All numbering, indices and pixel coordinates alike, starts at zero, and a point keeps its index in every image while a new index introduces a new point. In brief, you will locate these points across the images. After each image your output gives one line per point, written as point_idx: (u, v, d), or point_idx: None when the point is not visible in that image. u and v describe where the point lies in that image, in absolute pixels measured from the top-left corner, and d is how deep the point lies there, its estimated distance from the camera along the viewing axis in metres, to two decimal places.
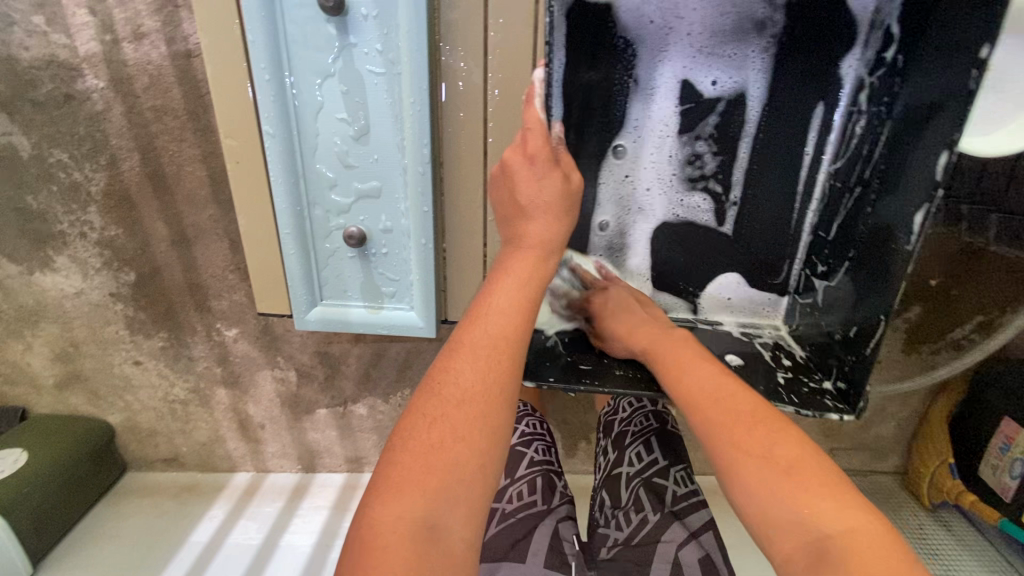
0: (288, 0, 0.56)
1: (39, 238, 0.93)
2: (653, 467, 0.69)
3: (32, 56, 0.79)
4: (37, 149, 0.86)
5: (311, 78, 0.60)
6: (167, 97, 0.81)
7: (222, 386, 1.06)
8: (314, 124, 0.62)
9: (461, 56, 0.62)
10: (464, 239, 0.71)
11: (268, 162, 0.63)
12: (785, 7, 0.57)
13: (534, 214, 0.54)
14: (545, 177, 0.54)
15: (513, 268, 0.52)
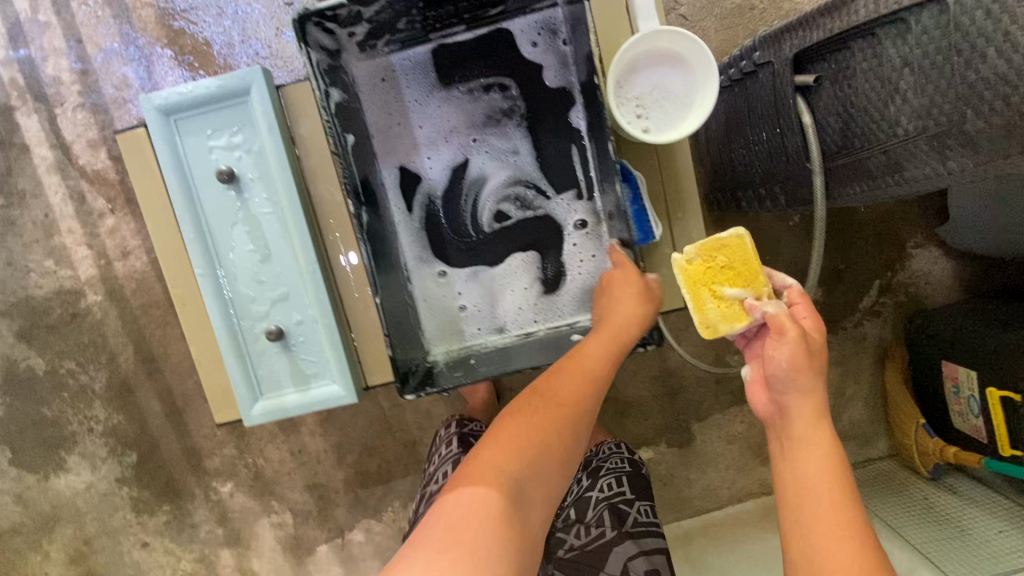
0: (192, 165, 0.61)
1: (54, 443, 1.06)
2: (619, 495, 0.72)
3: (46, 291, 1.01)
4: (51, 364, 1.03)
5: (223, 243, 0.62)
6: (151, 293, 1.01)
7: (226, 547, 1.09)
8: (233, 280, 0.63)
9: (320, 179, 0.63)
10: (386, 374, 0.67)
11: (202, 306, 0.62)
12: (521, 98, 0.62)
13: (614, 308, 0.57)
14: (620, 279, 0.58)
15: (614, 318, 0.56)
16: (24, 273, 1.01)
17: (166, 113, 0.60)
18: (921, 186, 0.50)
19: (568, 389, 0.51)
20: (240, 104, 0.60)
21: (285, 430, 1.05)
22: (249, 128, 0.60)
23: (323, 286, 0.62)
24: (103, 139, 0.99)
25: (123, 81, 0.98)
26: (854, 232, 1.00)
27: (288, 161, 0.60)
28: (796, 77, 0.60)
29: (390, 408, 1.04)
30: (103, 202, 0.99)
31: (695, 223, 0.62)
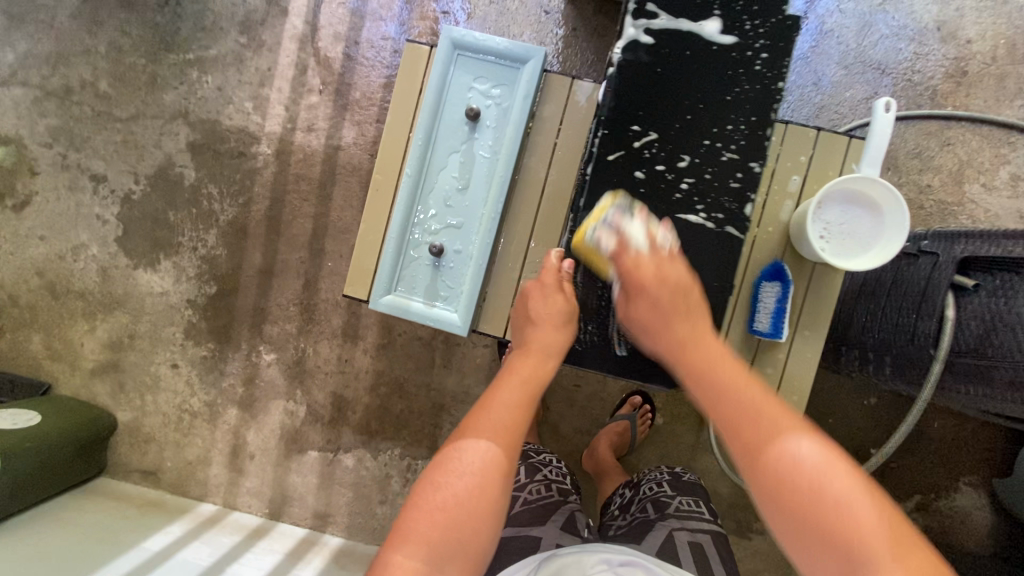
0: (450, 91, 0.71)
1: (159, 243, 1.17)
2: (662, 492, 0.84)
3: (232, 124, 1.14)
4: (198, 182, 1.15)
5: (436, 161, 0.72)
6: (310, 169, 1.13)
7: (236, 407, 1.16)
8: (427, 193, 0.72)
9: (533, 153, 0.72)
10: (496, 327, 0.74)
11: (395, 198, 0.71)
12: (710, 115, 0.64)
13: (538, 329, 0.63)
14: (551, 296, 0.64)
15: (517, 367, 0.62)
16: (225, 102, 1.15)
17: (455, 46, 0.70)
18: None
19: (491, 420, 0.56)
20: (513, 68, 0.70)
21: (345, 336, 1.12)
22: (507, 87, 0.70)
23: (494, 233, 0.71)
24: (347, 37, 1.13)
25: (388, 4, 1.13)
26: (920, 441, 1.03)
27: (523, 128, 0.70)
28: (956, 275, 0.67)
29: (440, 366, 1.11)
30: (318, 82, 1.13)
31: (814, 346, 0.69)
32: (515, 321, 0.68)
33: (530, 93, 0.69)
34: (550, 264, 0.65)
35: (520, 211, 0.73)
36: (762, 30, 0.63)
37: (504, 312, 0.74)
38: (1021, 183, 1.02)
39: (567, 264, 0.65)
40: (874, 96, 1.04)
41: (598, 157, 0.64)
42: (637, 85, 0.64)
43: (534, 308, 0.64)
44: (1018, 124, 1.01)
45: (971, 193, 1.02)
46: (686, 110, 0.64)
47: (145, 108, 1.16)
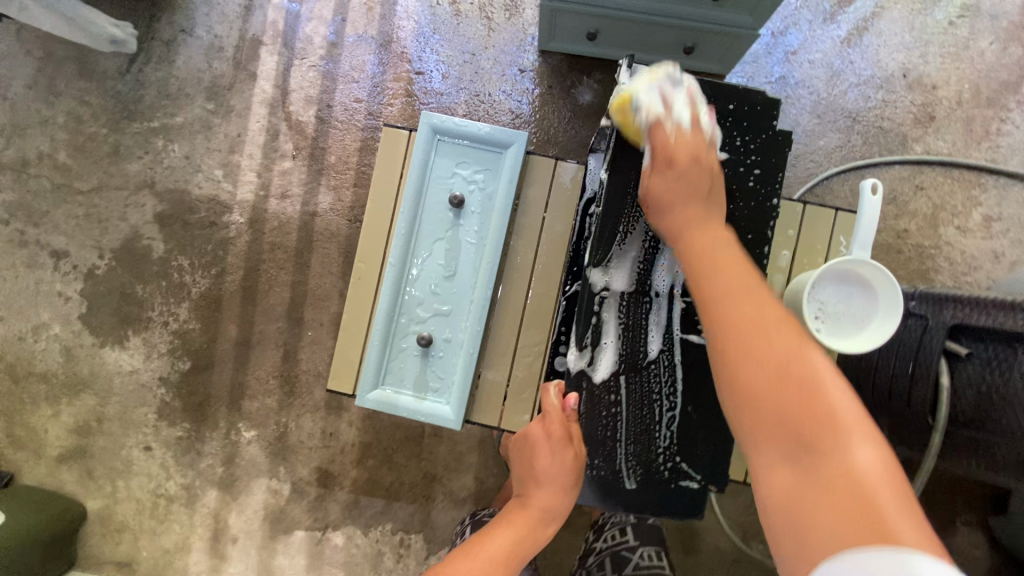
0: (431, 177, 0.69)
1: (127, 319, 1.11)
2: (620, 543, 0.87)
3: (201, 193, 1.10)
4: (168, 253, 1.10)
5: (420, 249, 0.69)
6: (285, 237, 1.09)
7: (215, 488, 1.09)
8: (412, 282, 0.69)
9: (520, 235, 0.70)
10: (491, 417, 0.71)
11: (379, 289, 0.68)
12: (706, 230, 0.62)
13: (543, 484, 0.61)
14: (558, 454, 0.60)
15: (512, 522, 0.60)
16: (193, 170, 1.11)
17: (435, 131, 0.68)
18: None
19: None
20: (496, 153, 0.68)
21: (329, 408, 1.08)
22: (490, 171, 0.69)
23: (483, 322, 0.68)
24: (319, 99, 1.10)
25: (360, 65, 1.11)
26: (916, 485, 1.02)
27: (509, 213, 0.68)
28: (947, 342, 0.67)
29: (430, 435, 1.07)
30: (290, 146, 1.10)
31: None
32: (516, 456, 0.65)
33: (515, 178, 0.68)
34: (553, 404, 0.61)
35: (509, 295, 0.71)
36: (753, 146, 0.62)
37: (497, 399, 0.71)
38: (994, 224, 1.04)
39: (570, 404, 0.60)
40: (847, 144, 1.06)
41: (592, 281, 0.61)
42: (630, 207, 0.61)
43: (542, 463, 0.60)
44: (986, 166, 1.03)
45: (947, 235, 1.04)
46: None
47: (108, 179, 1.11)
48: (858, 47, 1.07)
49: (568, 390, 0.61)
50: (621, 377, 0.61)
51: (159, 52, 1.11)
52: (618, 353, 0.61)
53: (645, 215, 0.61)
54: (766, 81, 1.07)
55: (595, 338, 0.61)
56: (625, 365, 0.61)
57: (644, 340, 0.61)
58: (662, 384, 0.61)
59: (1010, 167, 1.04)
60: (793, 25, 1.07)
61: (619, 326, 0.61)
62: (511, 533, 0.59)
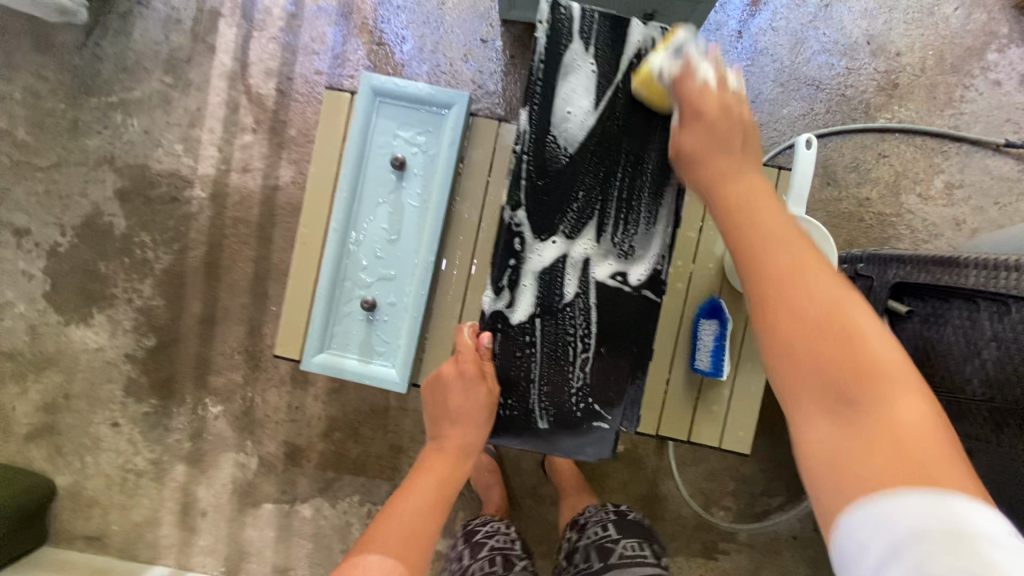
0: (374, 140, 0.68)
1: (91, 296, 1.11)
2: (603, 537, 0.84)
3: (162, 168, 1.09)
4: (130, 230, 1.10)
5: (364, 213, 0.69)
6: (247, 211, 1.09)
7: (183, 463, 1.10)
8: (356, 246, 0.69)
9: (463, 198, 0.70)
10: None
11: (323, 252, 0.68)
12: (624, 169, 0.62)
13: (455, 423, 0.63)
14: (470, 389, 0.61)
15: (432, 465, 0.64)
16: (154, 145, 1.10)
17: (376, 93, 0.68)
18: (967, 442, 0.61)
19: (394, 528, 0.58)
20: (438, 113, 0.68)
21: (294, 382, 1.08)
22: (434, 135, 0.68)
23: (426, 286, 0.68)
24: (279, 72, 1.09)
25: (320, 37, 1.09)
26: None
27: (452, 175, 0.68)
28: (890, 300, 0.67)
29: (396, 408, 1.07)
30: (250, 120, 1.09)
31: (758, 379, 0.68)
32: (431, 395, 0.67)
33: (456, 138, 0.67)
34: (465, 347, 0.61)
35: (456, 259, 0.71)
36: None
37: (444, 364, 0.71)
38: (955, 191, 1.04)
39: (484, 340, 0.61)
40: (810, 112, 1.05)
41: (509, 225, 0.60)
42: (549, 150, 0.61)
43: (451, 404, 0.62)
44: (949, 133, 1.03)
45: (908, 202, 1.04)
46: (602, 171, 0.61)
47: (67, 156, 1.10)
48: (824, 15, 1.06)
49: (483, 329, 0.61)
50: (537, 319, 0.61)
51: (115, 24, 1.10)
52: (536, 295, 0.61)
53: (562, 156, 0.61)
54: (728, 49, 1.06)
55: (513, 279, 0.61)
56: (540, 308, 0.61)
57: (561, 282, 0.61)
58: (578, 325, 0.62)
59: (973, 134, 1.04)
60: None
61: (535, 270, 0.61)
62: (434, 472, 0.64)
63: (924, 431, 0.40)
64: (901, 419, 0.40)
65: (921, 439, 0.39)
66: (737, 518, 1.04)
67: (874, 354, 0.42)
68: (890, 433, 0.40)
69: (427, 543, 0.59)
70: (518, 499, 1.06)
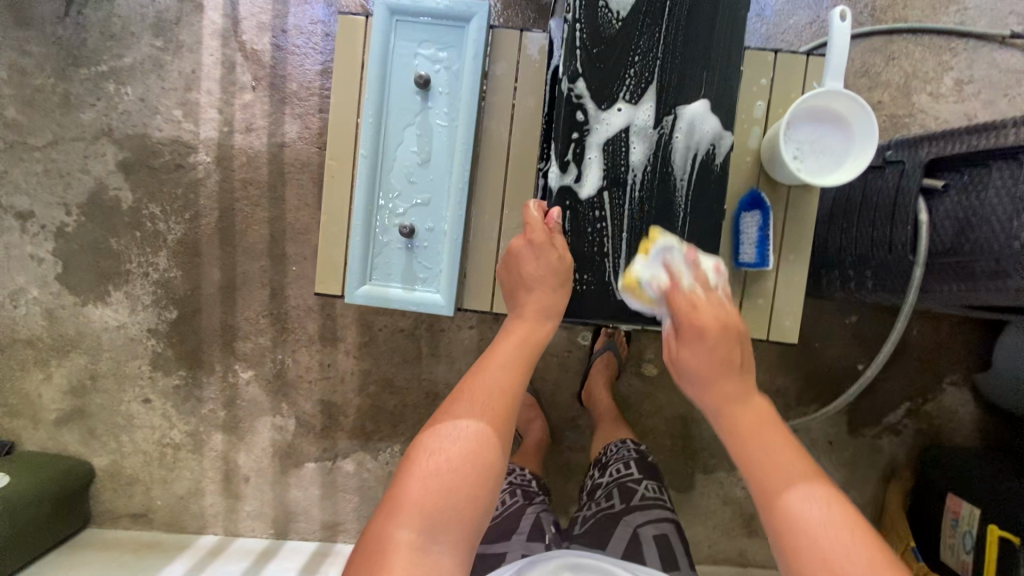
0: (396, 62, 0.67)
1: (106, 274, 1.08)
2: (624, 476, 0.82)
3: (163, 136, 1.06)
4: (137, 202, 1.07)
5: (392, 136, 0.67)
6: (256, 172, 1.06)
7: (220, 432, 1.10)
8: (388, 170, 0.68)
9: (491, 117, 0.69)
10: (483, 302, 0.71)
11: (354, 181, 0.67)
12: (677, 29, 0.61)
13: (532, 286, 0.61)
14: (543, 255, 0.60)
15: (513, 332, 0.60)
16: (151, 113, 1.06)
17: (392, 12, 0.66)
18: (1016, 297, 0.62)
19: (481, 389, 0.55)
20: (459, 28, 0.66)
21: (323, 340, 1.08)
22: (456, 51, 0.67)
23: (464, 206, 0.68)
24: (272, 26, 1.06)
25: None
26: (906, 350, 1.05)
27: (479, 90, 0.67)
28: (924, 179, 0.67)
29: (428, 355, 1.08)
30: (248, 77, 1.06)
31: (801, 268, 0.68)
32: (502, 271, 0.65)
33: (481, 48, 0.66)
34: (534, 218, 0.62)
35: (489, 177, 0.70)
36: None
37: (489, 283, 0.71)
38: (966, 87, 1.04)
39: (553, 216, 0.62)
40: (817, 20, 1.04)
41: (569, 97, 0.61)
42: (601, 16, 0.61)
43: (527, 270, 0.60)
44: (956, 29, 1.02)
45: (920, 102, 1.04)
46: (656, 33, 0.61)
47: (63, 132, 1.07)
48: None
49: (551, 207, 0.63)
50: (604, 194, 0.62)
51: None
52: (602, 167, 0.62)
53: (614, 23, 0.61)
54: None
55: (578, 153, 0.62)
56: (608, 181, 0.62)
57: (625, 152, 0.62)
58: (643, 196, 0.63)
59: (980, 28, 1.03)
60: None
61: (598, 142, 0.62)
62: (516, 336, 0.59)
63: None
64: None
65: None
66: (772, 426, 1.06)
67: None
68: None
69: (514, 404, 0.55)
70: (558, 431, 1.08)
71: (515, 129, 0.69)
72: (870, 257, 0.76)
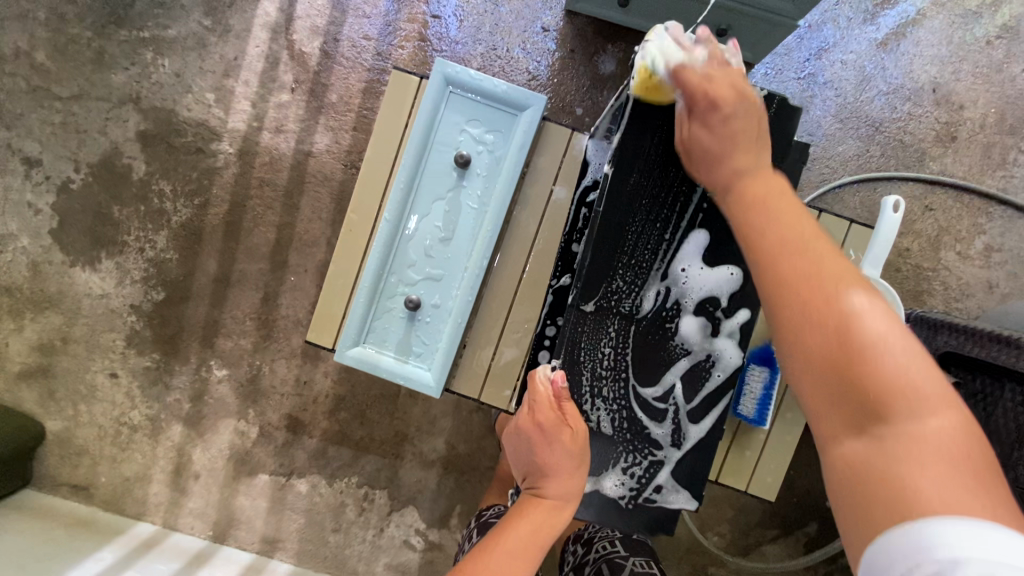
0: (439, 135, 0.65)
1: (101, 241, 1.05)
2: (610, 552, 0.80)
3: (190, 116, 1.04)
4: (149, 176, 1.04)
5: (418, 207, 0.66)
6: (276, 174, 1.04)
7: (181, 423, 1.07)
8: (406, 239, 0.66)
9: (522, 205, 0.68)
10: (471, 389, 0.70)
11: (371, 243, 0.65)
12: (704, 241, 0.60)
13: (548, 469, 0.61)
14: (554, 434, 0.60)
15: (529, 515, 0.60)
16: (184, 90, 1.03)
17: (448, 83, 0.64)
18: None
19: (491, 567, 0.56)
20: (509, 114, 0.65)
21: (305, 356, 1.06)
22: (502, 138, 0.65)
23: (476, 292, 0.66)
24: (326, 31, 1.03)
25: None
26: None
27: (516, 180, 0.65)
28: (936, 368, 0.67)
29: (406, 395, 1.06)
30: (289, 78, 1.03)
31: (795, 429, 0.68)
32: (518, 442, 0.66)
33: (524, 143, 0.64)
34: (539, 385, 0.61)
35: (506, 265, 0.68)
36: (770, 165, 0.61)
37: (480, 371, 0.70)
38: (993, 255, 1.04)
39: (557, 381, 0.60)
40: (864, 153, 1.03)
41: (584, 289, 0.60)
42: (629, 214, 0.60)
43: (541, 451, 0.61)
44: (998, 195, 1.02)
45: (946, 259, 1.03)
46: (677, 239, 0.60)
47: (90, 88, 1.04)
48: (894, 54, 1.03)
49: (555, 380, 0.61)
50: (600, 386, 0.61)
51: None
52: (602, 363, 0.61)
53: (642, 233, 0.60)
54: (794, 75, 1.03)
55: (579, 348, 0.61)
56: (610, 372, 0.61)
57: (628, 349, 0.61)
58: (637, 402, 0.61)
59: (1021, 199, 1.03)
60: (831, 21, 1.02)
61: (605, 334, 0.61)
62: (525, 523, 0.60)
63: (925, 402, 0.37)
64: (926, 419, 0.37)
65: (918, 402, 0.38)
66: (728, 545, 1.05)
67: (904, 380, 0.38)
68: (906, 425, 0.37)
69: None
70: None
71: (543, 231, 0.68)
72: None
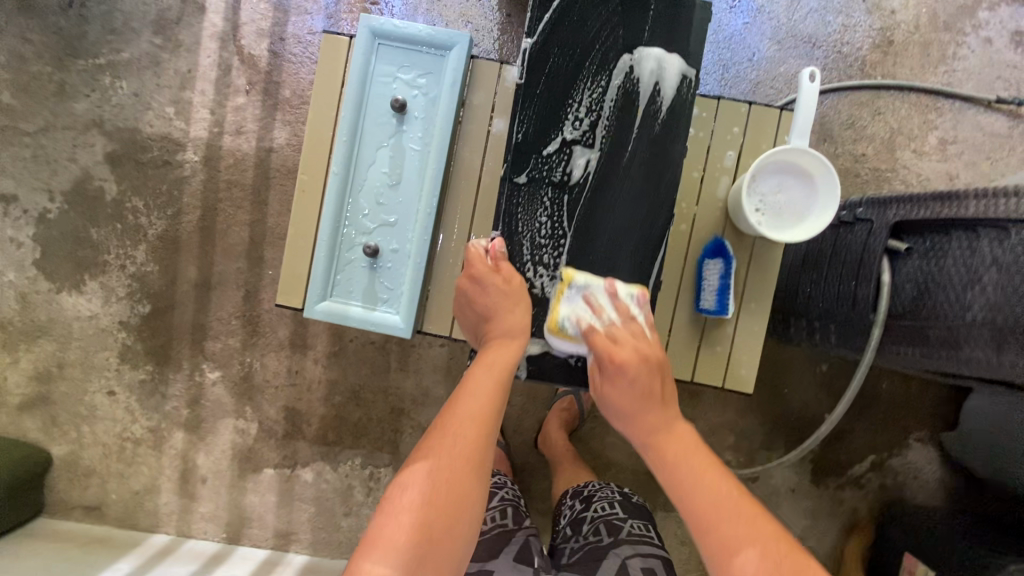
0: (375, 86, 0.68)
1: (83, 263, 1.09)
2: (607, 514, 0.80)
3: (153, 132, 1.07)
4: (121, 195, 1.08)
5: (364, 157, 0.68)
6: (241, 175, 1.07)
7: (182, 430, 1.09)
8: (357, 190, 0.68)
9: (466, 142, 0.71)
10: (442, 325, 0.72)
11: (324, 198, 0.68)
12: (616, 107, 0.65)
13: (493, 318, 0.65)
14: (490, 285, 0.65)
15: (485, 359, 0.62)
16: (144, 108, 1.07)
17: (375, 35, 0.67)
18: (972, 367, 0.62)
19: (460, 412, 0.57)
20: (438, 54, 0.67)
21: (293, 346, 1.08)
22: (434, 80, 0.67)
23: (431, 231, 0.68)
24: (272, 32, 1.07)
25: None
26: (874, 403, 1.05)
27: (452, 115, 0.67)
28: (890, 240, 0.68)
29: (396, 370, 1.08)
30: (243, 81, 1.07)
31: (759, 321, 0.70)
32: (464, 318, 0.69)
33: (455, 80, 0.67)
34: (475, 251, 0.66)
35: (459, 200, 0.71)
36: (676, 32, 0.65)
37: (449, 308, 0.72)
38: (949, 147, 1.05)
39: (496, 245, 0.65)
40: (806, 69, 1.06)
41: (513, 165, 0.66)
42: (544, 92, 0.65)
43: (483, 305, 0.65)
44: (943, 89, 1.04)
45: (903, 158, 1.05)
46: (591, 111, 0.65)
47: (55, 120, 1.08)
48: None
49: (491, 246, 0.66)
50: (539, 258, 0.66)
51: None
52: (537, 234, 0.66)
53: (558, 110, 0.66)
54: (726, 5, 1.05)
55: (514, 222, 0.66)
56: (548, 241, 0.66)
57: (561, 219, 0.66)
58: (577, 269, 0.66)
59: (967, 90, 1.05)
60: None
61: (540, 207, 0.66)
62: (484, 364, 0.61)
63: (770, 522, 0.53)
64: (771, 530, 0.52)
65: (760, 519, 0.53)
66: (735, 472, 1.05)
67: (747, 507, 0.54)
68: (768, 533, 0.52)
69: (487, 437, 0.57)
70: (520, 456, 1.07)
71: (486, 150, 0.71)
72: (839, 307, 0.74)
